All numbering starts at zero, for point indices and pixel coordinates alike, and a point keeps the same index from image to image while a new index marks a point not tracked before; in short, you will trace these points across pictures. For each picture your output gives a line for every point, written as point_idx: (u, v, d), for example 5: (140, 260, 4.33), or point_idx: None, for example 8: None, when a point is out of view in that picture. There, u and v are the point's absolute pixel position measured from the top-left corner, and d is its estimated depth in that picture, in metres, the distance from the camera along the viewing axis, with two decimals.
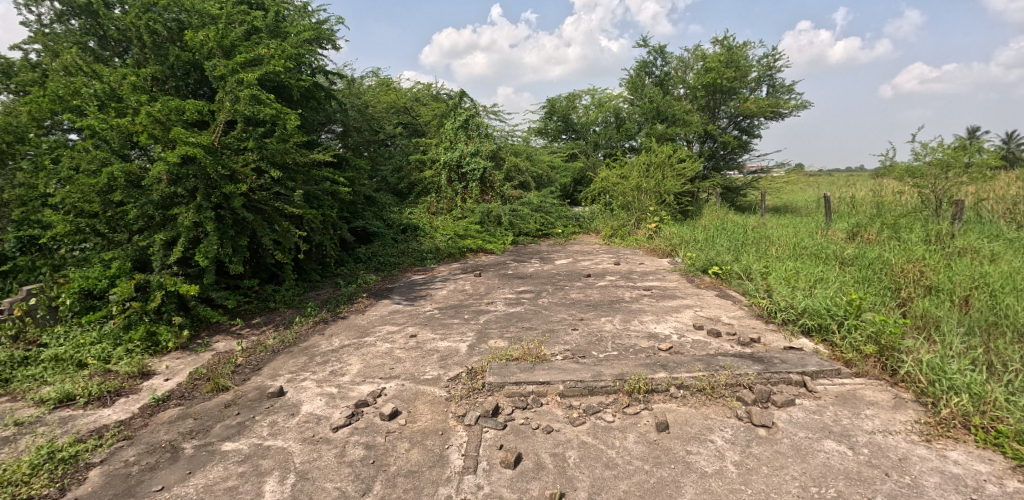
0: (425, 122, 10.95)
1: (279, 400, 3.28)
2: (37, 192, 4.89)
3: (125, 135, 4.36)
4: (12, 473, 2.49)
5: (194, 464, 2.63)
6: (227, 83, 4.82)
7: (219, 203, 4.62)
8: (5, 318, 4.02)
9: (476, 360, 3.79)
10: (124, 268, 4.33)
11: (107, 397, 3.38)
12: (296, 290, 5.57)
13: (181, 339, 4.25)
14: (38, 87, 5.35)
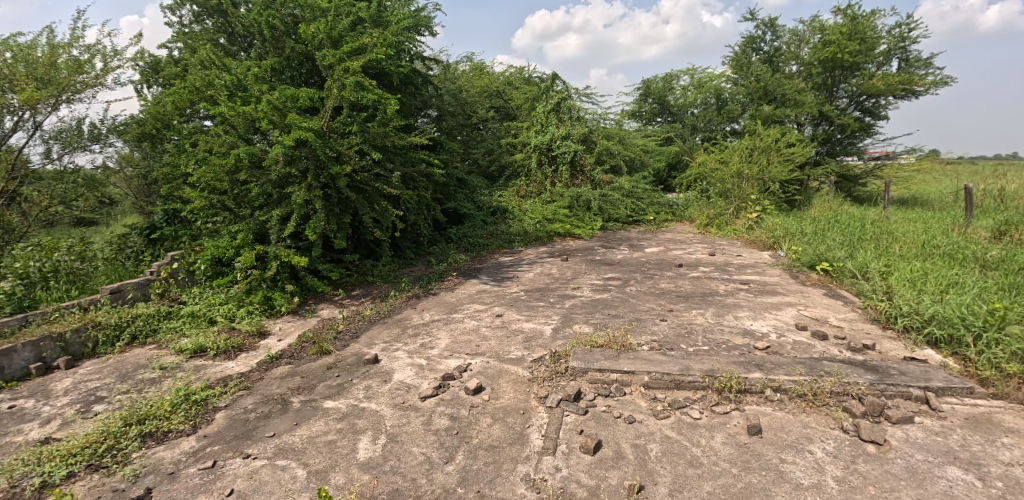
0: (517, 106, 11.01)
1: (374, 367, 3.53)
2: (178, 172, 5.63)
3: (249, 120, 4.86)
4: (158, 409, 2.93)
5: (300, 417, 2.91)
6: (335, 71, 5.17)
7: (326, 183, 5.02)
8: (155, 278, 4.71)
9: (560, 344, 3.79)
10: (247, 240, 4.86)
11: (231, 351, 3.85)
12: (392, 266, 5.93)
13: (292, 305, 4.71)
14: (180, 80, 6.12)
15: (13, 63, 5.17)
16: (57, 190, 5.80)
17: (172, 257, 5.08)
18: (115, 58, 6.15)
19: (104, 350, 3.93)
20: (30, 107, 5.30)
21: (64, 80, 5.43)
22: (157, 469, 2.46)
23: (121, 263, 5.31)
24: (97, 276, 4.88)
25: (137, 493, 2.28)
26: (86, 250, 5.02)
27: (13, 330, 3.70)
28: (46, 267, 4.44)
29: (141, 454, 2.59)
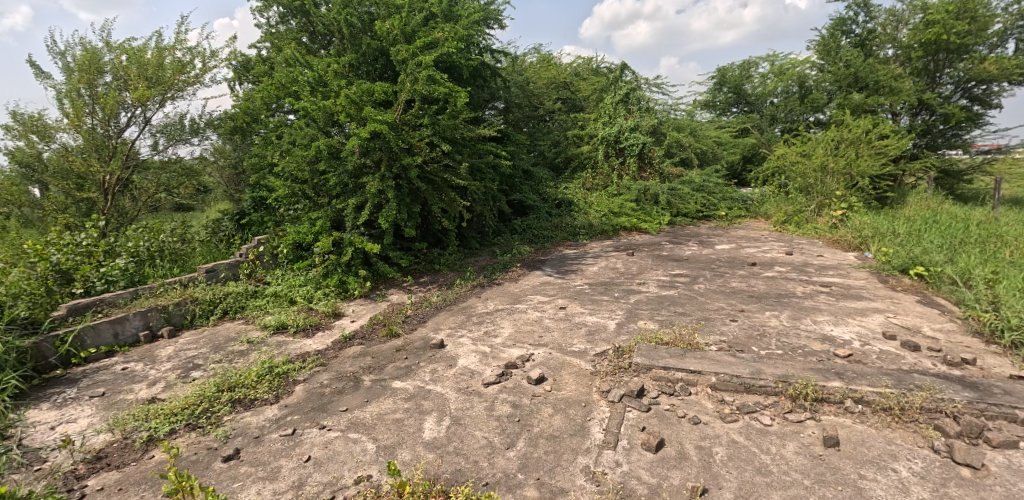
0: (584, 97, 10.87)
1: (440, 351, 3.67)
2: (265, 162, 6.10)
3: (328, 114, 5.15)
4: (246, 378, 3.22)
5: (370, 394, 3.09)
6: (408, 66, 5.36)
7: (399, 174, 5.24)
8: (244, 260, 5.15)
9: (624, 339, 3.75)
10: (325, 227, 5.19)
11: (309, 330, 4.15)
12: (458, 255, 6.11)
13: (364, 289, 4.99)
14: (268, 77, 6.59)
15: (127, 65, 5.77)
16: (163, 178, 6.46)
17: (258, 240, 5.52)
18: (212, 58, 6.72)
19: (201, 322, 4.35)
20: (142, 104, 5.92)
21: (169, 79, 6.00)
22: (245, 433, 2.71)
23: (215, 245, 5.85)
24: (195, 256, 5.41)
25: (228, 452, 2.52)
26: (186, 233, 5.57)
27: (128, 302, 4.19)
28: (154, 247, 4.97)
29: (232, 417, 2.86)
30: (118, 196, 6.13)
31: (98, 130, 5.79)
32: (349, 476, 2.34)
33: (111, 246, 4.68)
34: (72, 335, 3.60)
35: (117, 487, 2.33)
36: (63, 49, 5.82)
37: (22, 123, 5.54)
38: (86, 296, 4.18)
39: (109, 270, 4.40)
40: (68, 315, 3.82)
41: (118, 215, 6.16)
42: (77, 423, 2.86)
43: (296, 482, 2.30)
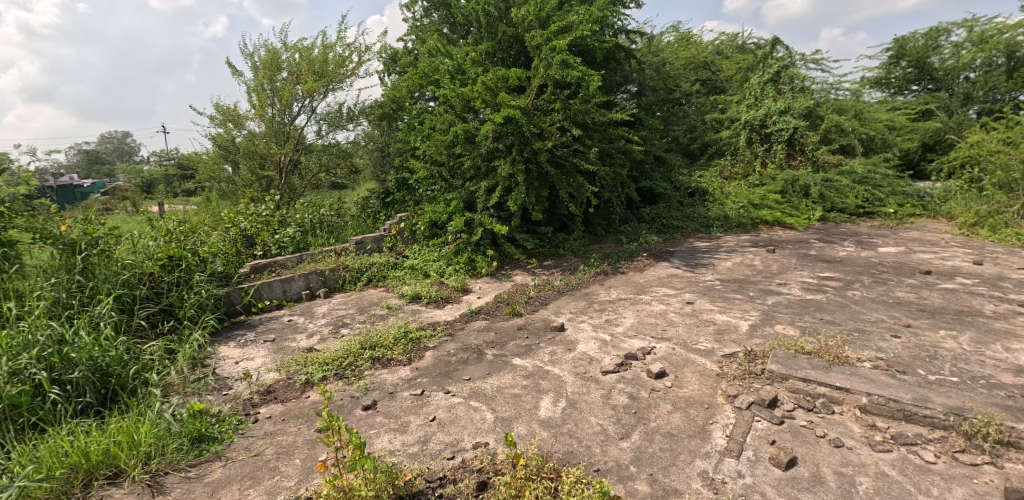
0: (726, 77, 10.04)
1: (560, 334, 3.73)
2: (408, 146, 6.68)
3: (464, 100, 5.45)
4: (385, 340, 3.61)
5: (492, 368, 3.26)
6: (542, 51, 5.42)
7: (529, 158, 5.37)
8: (387, 234, 5.73)
9: (758, 343, 3.45)
10: (459, 207, 5.54)
11: (440, 302, 4.49)
12: (583, 241, 6.10)
13: (491, 268, 5.24)
14: (413, 67, 7.13)
15: (300, 62, 6.64)
16: (325, 159, 7.41)
17: (400, 217, 6.09)
18: (366, 52, 7.47)
19: (350, 287, 4.96)
20: (310, 95, 6.82)
21: (331, 73, 6.81)
22: (382, 387, 3.05)
23: (364, 220, 6.59)
24: (347, 229, 6.15)
25: (368, 402, 2.86)
26: (340, 208, 6.35)
27: (294, 264, 4.93)
28: (316, 219, 5.76)
29: (372, 372, 3.23)
30: (290, 175, 7.19)
31: (276, 119, 6.81)
32: (468, 440, 2.51)
33: (284, 217, 5.52)
34: (252, 289, 4.35)
35: (281, 417, 2.78)
36: (252, 51, 6.89)
37: (224, 113, 6.73)
38: (264, 258, 5.00)
39: (281, 237, 5.20)
40: (251, 272, 4.61)
41: (289, 191, 7.23)
42: (255, 361, 3.46)
43: (422, 437, 2.53)
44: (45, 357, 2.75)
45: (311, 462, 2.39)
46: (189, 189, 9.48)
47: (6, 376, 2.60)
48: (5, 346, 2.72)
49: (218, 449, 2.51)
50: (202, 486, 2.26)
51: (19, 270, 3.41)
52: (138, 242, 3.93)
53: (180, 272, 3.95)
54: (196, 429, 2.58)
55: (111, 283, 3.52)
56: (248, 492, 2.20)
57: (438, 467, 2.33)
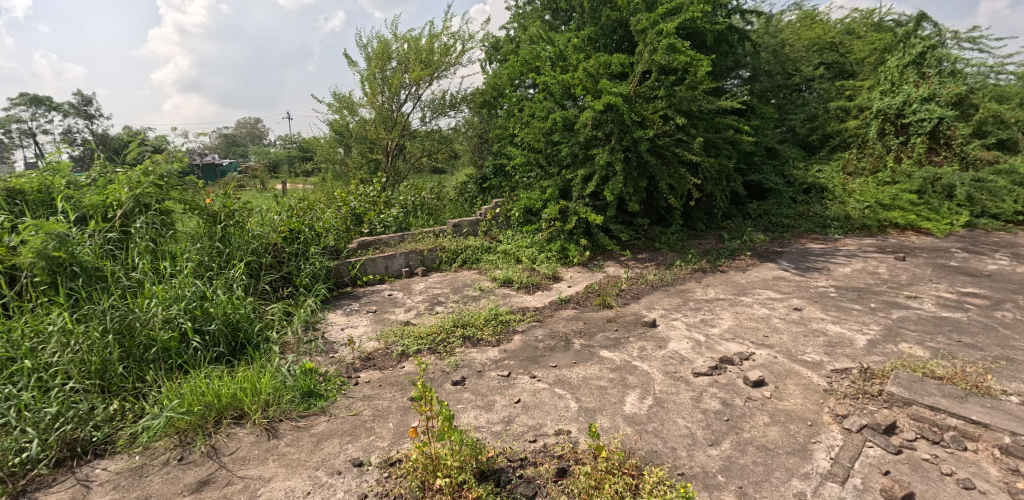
0: (857, 60, 8.95)
1: (651, 330, 3.62)
2: (507, 133, 6.81)
3: (565, 88, 5.42)
4: (476, 320, 3.75)
5: (579, 357, 3.25)
6: (648, 35, 5.21)
7: (628, 147, 5.22)
8: (483, 219, 5.91)
9: (876, 361, 3.08)
10: (554, 195, 5.55)
11: (530, 287, 4.56)
12: (681, 235, 5.83)
13: (583, 258, 5.21)
14: (514, 55, 7.20)
15: (408, 52, 6.98)
16: (427, 145, 7.81)
17: (496, 203, 6.24)
18: (470, 41, 7.67)
19: (445, 267, 5.20)
20: (416, 83, 7.17)
21: (436, 62, 7.12)
22: (471, 365, 3.18)
23: (461, 204, 6.85)
24: (446, 211, 6.44)
25: (457, 378, 3.00)
26: (440, 191, 6.67)
27: (396, 243, 5.26)
28: (417, 201, 6.09)
29: (462, 350, 3.38)
30: (395, 158, 7.66)
31: (385, 106, 7.25)
32: (551, 426, 2.54)
33: (389, 198, 5.91)
34: (359, 263, 4.72)
35: (379, 383, 3.01)
36: (366, 42, 7.36)
37: (340, 100, 7.30)
38: (369, 235, 5.40)
39: (386, 217, 5.57)
40: (358, 248, 5.01)
41: (394, 174, 7.71)
42: (358, 329, 3.78)
43: (507, 418, 2.61)
44: (191, 309, 3.19)
45: (403, 427, 2.56)
46: (308, 169, 10.48)
47: (161, 322, 3.04)
48: (161, 297, 3.17)
49: (323, 405, 2.78)
50: (310, 436, 2.52)
51: (174, 233, 3.85)
52: (266, 216, 4.42)
53: (298, 244, 4.39)
54: (306, 385, 2.88)
55: (243, 250, 4.00)
56: (347, 446, 2.42)
57: (521, 448, 2.38)
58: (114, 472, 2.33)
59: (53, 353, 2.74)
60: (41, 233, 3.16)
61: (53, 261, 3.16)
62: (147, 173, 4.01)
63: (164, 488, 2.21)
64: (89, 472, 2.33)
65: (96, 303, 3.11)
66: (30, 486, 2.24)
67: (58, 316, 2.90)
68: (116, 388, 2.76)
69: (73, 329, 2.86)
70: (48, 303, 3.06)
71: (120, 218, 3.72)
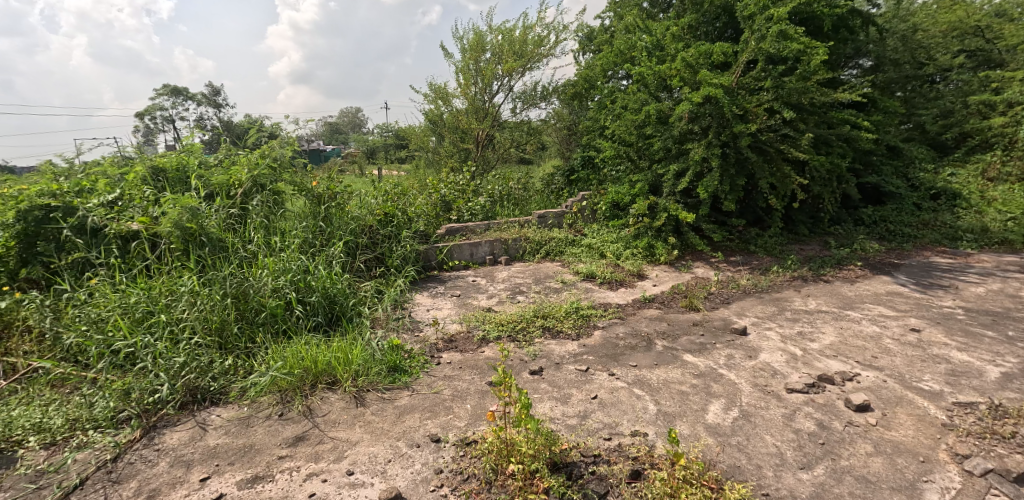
0: (1010, 47, 7.72)
1: (741, 338, 3.39)
2: (597, 125, 6.71)
3: (660, 79, 5.23)
4: (557, 311, 3.75)
5: (661, 359, 3.14)
6: (756, 21, 4.87)
7: (727, 142, 4.92)
8: (569, 211, 5.89)
9: (1012, 398, 2.66)
10: (643, 190, 5.38)
11: (614, 284, 4.47)
12: (780, 239, 5.39)
13: (670, 257, 5.00)
14: (608, 45, 7.04)
15: (502, 43, 7.07)
16: (516, 136, 7.91)
17: (583, 196, 6.18)
18: (563, 31, 7.62)
19: (528, 258, 5.25)
20: (509, 74, 7.26)
21: (529, 53, 7.16)
22: (549, 356, 3.18)
23: (546, 196, 6.87)
24: (532, 202, 6.50)
25: (535, 367, 3.02)
26: (527, 182, 6.74)
27: (482, 231, 5.39)
28: (504, 191, 6.20)
29: (541, 340, 3.40)
30: (485, 148, 7.83)
31: (478, 97, 7.42)
32: (627, 426, 2.48)
33: (478, 187, 6.07)
34: (446, 249, 4.91)
35: (459, 365, 3.12)
36: (462, 34, 7.57)
37: (435, 91, 7.58)
38: (457, 222, 5.58)
39: (473, 205, 5.73)
40: (446, 234, 5.20)
41: (483, 163, 7.90)
42: (443, 311, 3.94)
43: (582, 412, 2.58)
44: (295, 281, 3.50)
45: (480, 409, 2.63)
46: (403, 156, 11.05)
47: (270, 291, 3.36)
48: (271, 268, 3.50)
49: (407, 380, 2.93)
50: (393, 408, 2.67)
51: (284, 212, 4.24)
52: (364, 199, 4.72)
53: (391, 227, 4.65)
54: (393, 360, 3.05)
55: (343, 230, 4.31)
56: (427, 422, 2.54)
57: (594, 444, 2.34)
58: (226, 419, 2.63)
59: (183, 310, 3.14)
60: (178, 206, 3.62)
61: (186, 231, 3.61)
62: (264, 156, 4.44)
63: (266, 439, 2.45)
64: (206, 417, 2.65)
65: (217, 270, 3.51)
66: (160, 423, 2.59)
67: (188, 279, 3.31)
68: (231, 346, 3.11)
69: (199, 291, 3.26)
70: (180, 267, 3.50)
71: (240, 196, 4.15)
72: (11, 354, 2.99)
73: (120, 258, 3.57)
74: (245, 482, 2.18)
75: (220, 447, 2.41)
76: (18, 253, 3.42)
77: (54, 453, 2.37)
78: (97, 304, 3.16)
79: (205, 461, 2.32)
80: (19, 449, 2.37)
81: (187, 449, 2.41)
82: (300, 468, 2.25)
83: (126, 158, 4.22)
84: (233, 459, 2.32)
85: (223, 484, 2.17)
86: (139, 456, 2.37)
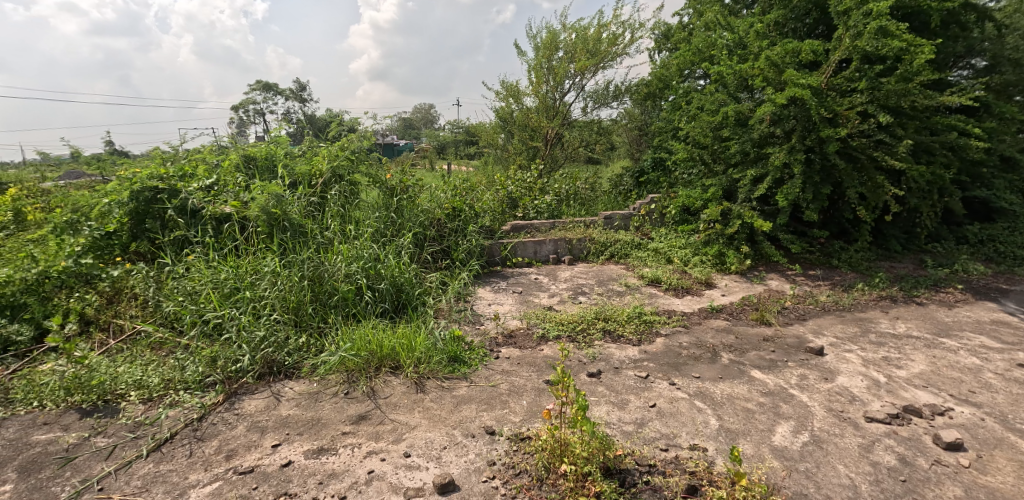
0: None
1: (817, 359, 3.17)
2: (670, 126, 6.51)
3: (741, 78, 4.98)
4: (619, 315, 3.68)
5: (726, 373, 3.00)
6: (853, 17, 4.52)
7: (812, 147, 4.61)
8: (636, 213, 5.76)
9: None
10: (717, 195, 5.15)
11: (680, 291, 4.32)
12: (868, 254, 4.97)
13: (742, 266, 4.76)
14: (686, 44, 6.79)
15: (576, 41, 7.01)
16: (584, 135, 7.83)
17: (651, 199, 6.02)
18: (639, 29, 7.43)
19: (592, 259, 5.20)
20: (581, 73, 7.20)
21: (603, 51, 7.06)
22: (608, 360, 3.13)
23: (614, 197, 6.77)
24: (599, 203, 6.42)
25: (593, 370, 2.99)
26: (595, 182, 6.66)
27: (547, 229, 5.40)
28: (571, 190, 6.16)
29: (601, 343, 3.35)
30: (554, 147, 7.82)
31: (549, 96, 7.42)
32: (686, 438, 2.39)
33: (544, 185, 6.08)
34: (510, 245, 4.97)
35: (517, 360, 3.15)
36: (536, 33, 7.59)
37: (507, 89, 7.66)
38: (522, 219, 5.62)
39: (539, 204, 5.74)
40: (510, 231, 5.26)
41: (551, 162, 7.89)
42: (504, 306, 3.99)
43: (639, 420, 2.52)
44: (366, 268, 3.69)
45: (536, 407, 2.64)
46: (472, 152, 11.27)
47: (343, 276, 3.56)
48: (345, 254, 3.71)
49: (466, 371, 3.00)
50: (452, 397, 2.75)
51: (359, 201, 4.47)
52: (434, 193, 4.87)
53: (458, 221, 4.77)
54: (453, 350, 3.13)
55: (413, 222, 4.48)
56: (483, 413, 2.59)
57: (650, 454, 2.28)
58: (297, 392, 2.82)
59: (265, 289, 3.39)
60: (265, 192, 3.91)
61: (272, 216, 3.90)
62: (343, 148, 4.70)
63: (332, 415, 2.60)
64: (280, 389, 2.86)
65: (297, 254, 3.77)
66: (240, 390, 2.82)
67: (271, 260, 3.58)
68: (305, 324, 3.32)
69: (280, 272, 3.51)
70: (264, 248, 3.79)
71: (320, 185, 4.43)
72: (119, 317, 3.36)
73: (213, 238, 3.91)
74: (311, 452, 2.33)
75: (291, 418, 2.59)
76: (130, 228, 3.84)
77: (150, 408, 2.65)
78: (192, 278, 3.48)
79: (278, 429, 2.50)
80: (122, 401, 2.67)
81: (262, 416, 2.61)
82: (361, 445, 2.37)
83: (225, 147, 4.62)
84: (302, 430, 2.49)
85: (292, 451, 2.33)
86: (221, 418, 2.59)
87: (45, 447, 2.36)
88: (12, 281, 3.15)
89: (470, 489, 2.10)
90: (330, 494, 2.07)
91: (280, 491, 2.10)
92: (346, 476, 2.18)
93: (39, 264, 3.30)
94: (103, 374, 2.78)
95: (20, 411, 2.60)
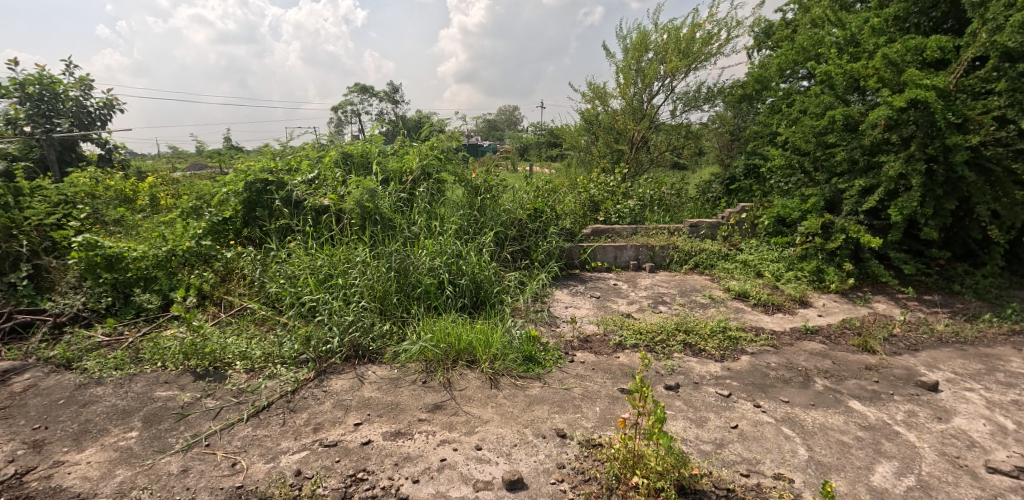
0: None
1: (929, 395, 2.83)
2: (768, 131, 6.12)
3: (852, 80, 4.57)
4: (702, 328, 3.52)
5: (820, 400, 2.77)
6: (992, 8, 3.98)
7: (934, 156, 4.11)
8: (725, 222, 5.49)
9: None
10: (817, 206, 4.77)
11: (769, 307, 4.05)
12: (999, 281, 4.36)
13: (843, 285, 4.36)
14: (789, 42, 6.33)
15: (667, 42, 6.80)
16: (672, 139, 7.59)
17: (743, 207, 5.70)
18: (736, 27, 7.05)
19: (674, 267, 5.02)
20: (671, 74, 6.97)
21: (695, 51, 6.79)
22: (687, 374, 3.02)
23: (701, 204, 6.47)
24: (684, 210, 6.18)
25: (671, 383, 2.90)
26: (681, 188, 6.42)
27: (628, 235, 5.29)
28: (655, 196, 6.00)
29: (681, 356, 3.22)
30: (639, 150, 7.67)
31: (636, 98, 7.27)
32: (770, 466, 2.24)
33: (628, 190, 5.97)
34: (590, 249, 4.92)
35: (593, 365, 3.13)
36: (626, 34, 7.47)
37: (593, 91, 7.60)
38: (603, 223, 5.56)
39: (622, 208, 5.64)
40: (591, 234, 5.23)
41: (635, 165, 7.73)
42: (581, 310, 3.97)
43: (718, 440, 2.41)
44: (448, 264, 3.84)
45: (609, 414, 2.61)
46: (554, 154, 11.28)
47: (427, 269, 3.73)
48: (430, 249, 3.88)
49: (540, 372, 3.03)
50: (524, 396, 2.78)
51: (445, 199, 4.65)
52: (516, 194, 4.97)
53: (539, 222, 4.82)
54: (528, 350, 3.18)
55: (494, 221, 4.60)
56: (554, 415, 2.60)
57: (729, 478, 2.16)
58: (379, 376, 2.99)
59: (355, 277, 3.64)
60: (361, 187, 4.21)
61: (365, 209, 4.20)
62: (433, 148, 4.93)
63: (410, 401, 2.74)
64: (364, 372, 3.05)
65: (385, 246, 4.00)
66: (329, 369, 3.05)
67: (362, 251, 3.83)
68: (389, 313, 3.52)
69: (369, 263, 3.75)
70: (356, 239, 4.07)
71: (410, 182, 4.68)
72: (229, 294, 3.77)
73: (312, 227, 4.26)
74: (389, 434, 2.47)
75: (373, 400, 2.76)
76: (243, 215, 4.27)
77: (252, 377, 2.94)
78: (293, 263, 3.81)
79: (360, 409, 2.68)
80: (229, 369, 2.98)
81: (347, 395, 2.81)
82: (435, 433, 2.47)
83: (329, 144, 5.01)
84: (382, 413, 2.64)
85: (371, 431, 2.49)
86: (310, 393, 2.82)
87: (165, 402, 2.70)
88: (146, 256, 3.59)
89: (538, 489, 2.12)
90: (405, 476, 2.19)
91: (359, 467, 2.25)
92: (419, 460, 2.28)
93: (169, 242, 3.71)
94: (214, 343, 3.12)
95: (148, 369, 3.00)
